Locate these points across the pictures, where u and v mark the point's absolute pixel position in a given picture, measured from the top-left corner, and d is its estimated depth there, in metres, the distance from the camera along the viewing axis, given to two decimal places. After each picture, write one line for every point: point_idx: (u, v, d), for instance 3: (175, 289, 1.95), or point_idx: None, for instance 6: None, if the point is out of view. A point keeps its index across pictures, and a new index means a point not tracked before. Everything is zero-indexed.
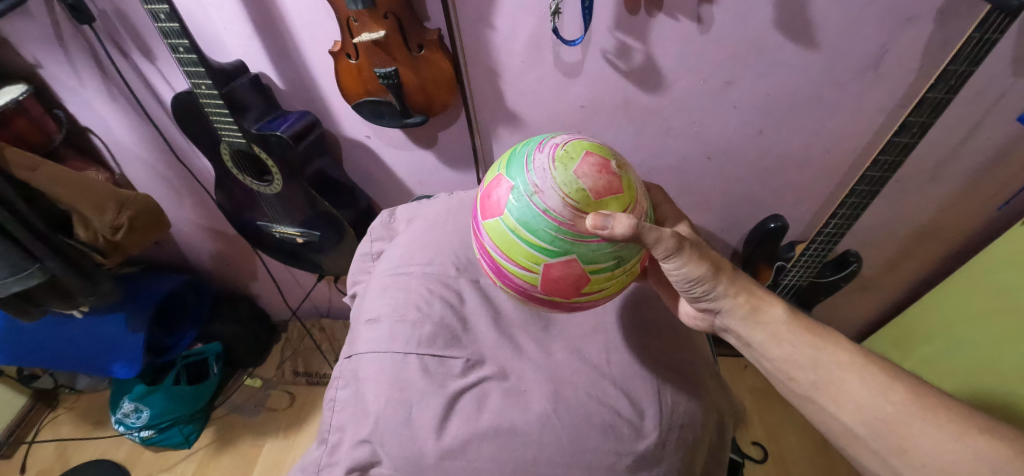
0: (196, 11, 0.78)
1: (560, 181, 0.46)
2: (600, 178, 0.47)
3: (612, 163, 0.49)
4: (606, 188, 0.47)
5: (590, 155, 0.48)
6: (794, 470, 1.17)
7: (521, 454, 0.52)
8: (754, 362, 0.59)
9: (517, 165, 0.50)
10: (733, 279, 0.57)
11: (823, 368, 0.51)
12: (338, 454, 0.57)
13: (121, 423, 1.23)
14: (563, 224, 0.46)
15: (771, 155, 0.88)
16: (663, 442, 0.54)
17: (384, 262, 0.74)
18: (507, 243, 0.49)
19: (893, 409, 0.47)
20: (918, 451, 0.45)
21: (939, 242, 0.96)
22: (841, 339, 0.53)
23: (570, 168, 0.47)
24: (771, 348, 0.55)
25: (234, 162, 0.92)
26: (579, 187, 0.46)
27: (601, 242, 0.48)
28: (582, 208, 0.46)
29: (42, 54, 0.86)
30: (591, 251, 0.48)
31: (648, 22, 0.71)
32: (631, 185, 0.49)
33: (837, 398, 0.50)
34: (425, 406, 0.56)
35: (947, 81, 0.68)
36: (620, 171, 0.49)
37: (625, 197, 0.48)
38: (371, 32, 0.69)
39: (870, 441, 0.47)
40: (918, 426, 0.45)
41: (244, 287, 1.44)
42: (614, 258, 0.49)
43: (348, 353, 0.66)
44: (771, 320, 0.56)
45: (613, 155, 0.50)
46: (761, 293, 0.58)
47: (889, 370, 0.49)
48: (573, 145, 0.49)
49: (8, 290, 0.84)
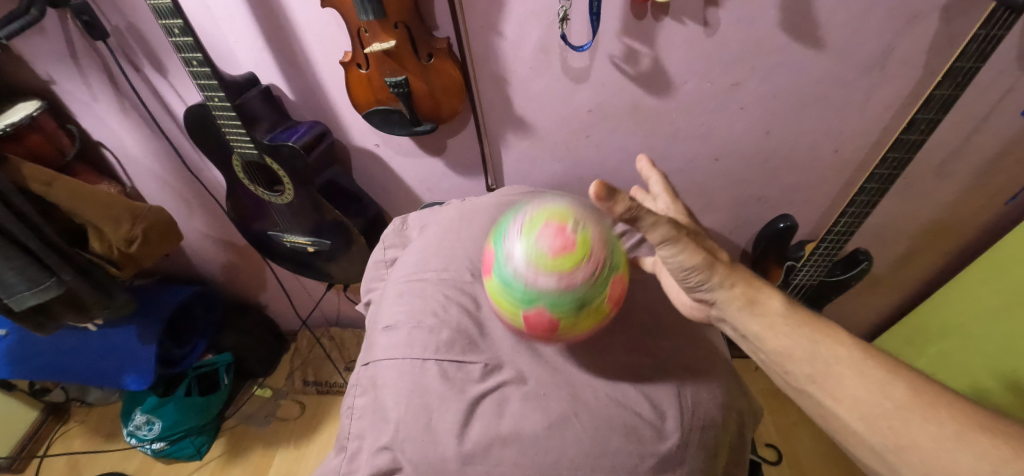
0: (209, 25, 0.79)
1: (522, 248, 0.49)
2: (558, 239, 0.48)
3: (569, 225, 0.49)
4: (559, 250, 0.48)
5: (549, 222, 0.50)
6: (809, 470, 1.18)
7: (544, 457, 0.51)
8: (752, 355, 0.56)
9: (499, 235, 0.55)
10: (729, 269, 0.53)
11: (820, 362, 0.49)
12: (359, 461, 0.57)
13: (133, 436, 1.23)
14: (524, 284, 0.49)
15: (778, 156, 0.89)
16: (685, 443, 0.54)
17: (399, 268, 0.72)
18: (497, 299, 0.54)
19: (893, 405, 0.45)
20: (916, 449, 0.42)
21: (950, 239, 0.97)
22: (839, 331, 0.51)
23: (531, 234, 0.49)
24: (767, 341, 0.52)
25: (246, 173, 0.93)
26: (538, 253, 0.48)
27: (564, 291, 0.48)
28: (543, 269, 0.48)
29: (54, 70, 0.87)
30: (557, 303, 0.49)
31: (655, 26, 0.72)
32: (588, 241, 0.49)
33: (835, 393, 0.47)
34: (444, 412, 0.55)
35: (955, 77, 0.68)
36: (580, 226, 0.50)
37: (579, 253, 0.48)
38: (382, 42, 0.70)
39: (869, 438, 0.45)
40: (918, 423, 0.43)
41: (253, 296, 1.45)
42: (575, 301, 0.49)
43: (365, 360, 0.66)
44: (767, 313, 0.53)
45: (576, 214, 0.51)
46: (756, 283, 0.55)
47: (886, 365, 0.47)
48: (540, 213, 0.52)
49: (24, 304, 0.83)
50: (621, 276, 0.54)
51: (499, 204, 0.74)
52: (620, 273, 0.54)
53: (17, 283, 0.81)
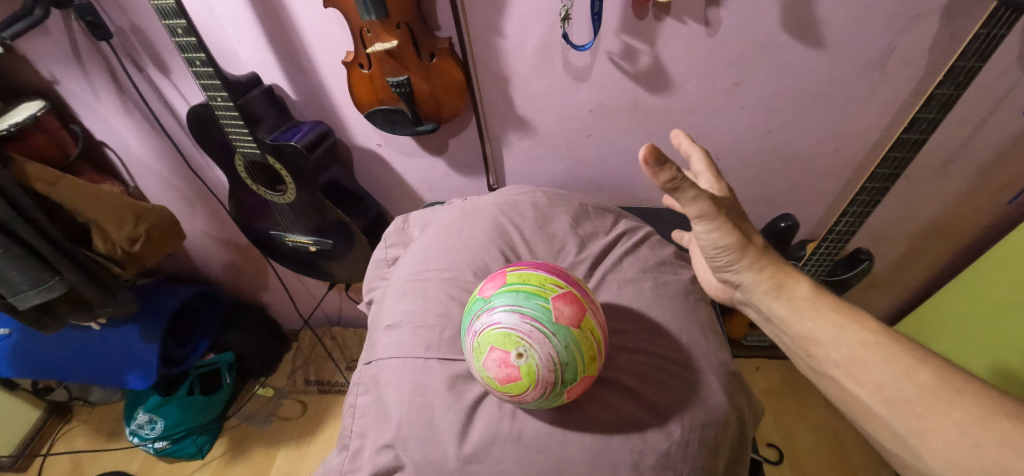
0: (211, 25, 0.79)
1: (476, 367, 0.51)
2: (501, 373, 0.48)
3: (512, 354, 0.47)
4: (505, 378, 0.48)
5: (495, 349, 0.48)
6: (810, 470, 1.18)
7: (544, 457, 0.50)
8: (774, 337, 0.57)
9: (465, 328, 0.54)
10: (761, 253, 0.54)
11: (846, 347, 0.48)
12: (361, 459, 0.58)
13: (136, 434, 1.24)
14: (488, 388, 0.52)
15: (779, 155, 0.89)
16: (686, 441, 0.51)
17: (401, 267, 0.71)
18: None
19: (918, 390, 0.44)
20: (940, 433, 0.41)
21: (952, 238, 0.97)
22: (868, 318, 0.50)
23: (479, 360, 0.50)
24: (792, 324, 0.53)
25: (248, 173, 0.93)
26: (488, 377, 0.49)
27: (522, 401, 0.50)
28: (496, 388, 0.50)
29: (58, 70, 0.87)
30: (520, 403, 0.51)
31: (656, 26, 0.72)
32: (532, 369, 0.47)
33: (860, 377, 0.47)
34: (447, 409, 0.54)
35: (956, 77, 0.68)
36: (523, 358, 0.47)
37: (522, 382, 0.47)
38: (383, 42, 0.70)
39: (891, 422, 0.44)
40: (943, 408, 0.42)
41: (255, 296, 1.45)
42: (538, 404, 0.50)
43: (367, 359, 0.66)
44: (794, 298, 0.53)
45: (522, 339, 0.47)
46: (786, 267, 0.55)
47: (915, 352, 0.46)
48: (485, 336, 0.49)
49: (27, 302, 0.84)
50: (588, 377, 0.49)
51: (502, 204, 0.73)
52: (584, 377, 0.49)
53: (21, 281, 0.82)
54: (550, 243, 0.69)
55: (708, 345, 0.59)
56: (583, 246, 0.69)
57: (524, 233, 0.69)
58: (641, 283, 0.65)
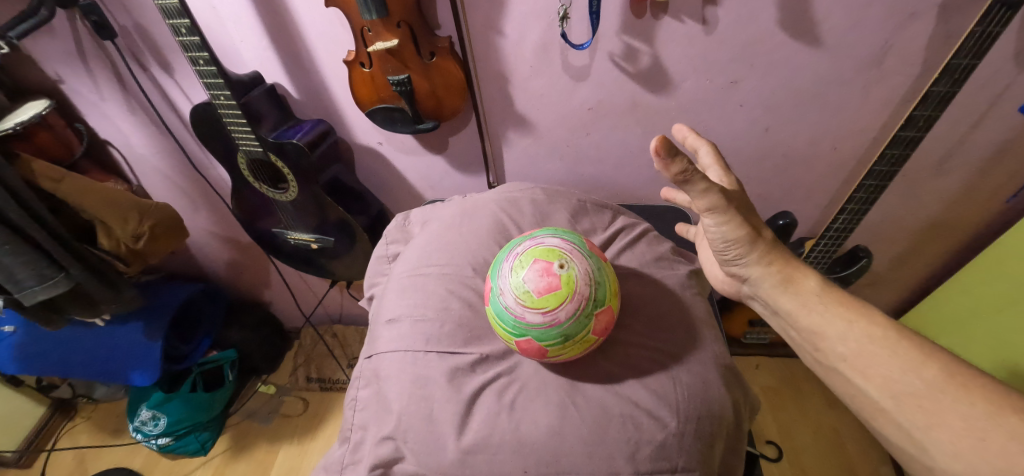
0: (215, 25, 0.80)
1: (511, 285, 0.51)
2: (542, 281, 0.50)
3: (555, 264, 0.50)
4: (545, 289, 0.50)
5: (537, 261, 0.51)
6: (810, 467, 1.18)
7: (542, 447, 0.50)
8: (781, 330, 0.58)
9: (494, 270, 0.56)
10: (770, 247, 0.55)
11: (853, 341, 0.49)
12: (362, 451, 0.59)
13: (139, 431, 1.25)
14: (514, 318, 0.51)
15: (777, 153, 0.90)
16: (682, 432, 0.52)
17: (402, 263, 0.72)
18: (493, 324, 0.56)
19: (925, 385, 0.44)
20: (946, 427, 0.42)
21: (950, 236, 0.98)
22: (877, 313, 0.50)
23: (520, 272, 0.51)
24: (798, 317, 0.53)
25: (250, 171, 0.94)
26: (525, 291, 0.50)
27: (549, 325, 0.50)
28: (529, 305, 0.50)
29: (63, 70, 0.88)
30: (541, 332, 0.50)
31: (654, 24, 0.73)
32: (572, 279, 0.50)
33: (867, 372, 0.47)
34: (446, 402, 0.55)
35: (952, 74, 0.69)
36: (565, 268, 0.50)
37: (562, 291, 0.50)
38: (384, 41, 0.71)
39: (897, 415, 0.45)
40: (949, 403, 0.43)
41: (257, 294, 1.46)
42: (561, 335, 0.50)
43: (368, 353, 0.67)
44: (801, 291, 0.54)
45: (564, 254, 0.52)
46: (795, 262, 0.55)
47: (923, 347, 0.46)
48: (529, 252, 0.52)
49: (33, 299, 0.85)
50: (611, 309, 0.53)
51: (502, 201, 0.74)
52: (609, 306, 0.53)
53: (27, 277, 0.82)
54: None
55: (705, 339, 0.60)
56: None
57: (523, 229, 0.70)
58: (639, 278, 0.65)
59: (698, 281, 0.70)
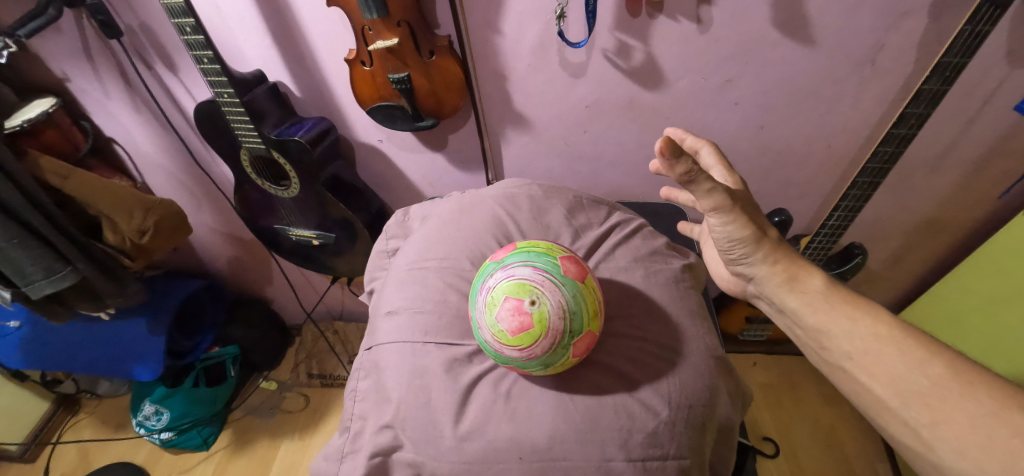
0: (218, 24, 0.82)
1: (487, 323, 0.52)
2: (513, 322, 0.50)
3: (526, 302, 0.50)
4: (517, 328, 0.50)
5: (509, 298, 0.51)
6: (806, 463, 1.19)
7: (537, 435, 0.51)
8: (787, 329, 0.59)
9: (473, 297, 0.56)
10: (774, 245, 0.56)
11: (859, 339, 0.50)
12: (361, 440, 0.60)
13: (143, 425, 1.28)
14: (495, 350, 0.53)
15: (772, 150, 0.91)
16: (673, 421, 0.53)
17: (402, 257, 0.74)
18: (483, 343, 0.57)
19: (931, 382, 0.45)
20: (952, 425, 0.42)
21: (944, 233, 0.99)
22: (881, 311, 0.51)
23: (492, 311, 0.51)
24: (804, 317, 0.54)
25: (253, 168, 0.96)
26: (499, 330, 0.51)
27: (527, 358, 0.51)
28: (505, 343, 0.51)
29: (70, 68, 0.90)
30: (520, 363, 0.52)
31: (650, 23, 0.74)
32: (544, 316, 0.50)
33: (872, 369, 0.48)
34: (444, 391, 0.57)
35: (942, 72, 0.70)
36: (535, 305, 0.50)
37: (534, 331, 0.49)
38: (385, 39, 0.73)
39: (903, 413, 0.46)
40: (955, 401, 0.43)
41: (259, 290, 1.48)
42: (540, 363, 0.51)
43: (368, 345, 0.68)
44: (807, 291, 0.54)
45: (535, 288, 0.50)
46: (799, 261, 0.56)
47: (928, 344, 0.47)
48: (501, 288, 0.52)
49: (40, 292, 0.87)
50: (591, 333, 0.53)
51: (500, 197, 0.75)
52: (588, 332, 0.52)
53: (35, 271, 0.84)
54: (546, 233, 0.70)
55: (698, 331, 0.61)
56: (577, 237, 0.71)
57: (520, 224, 0.71)
58: (633, 272, 0.66)
59: (692, 274, 0.71)
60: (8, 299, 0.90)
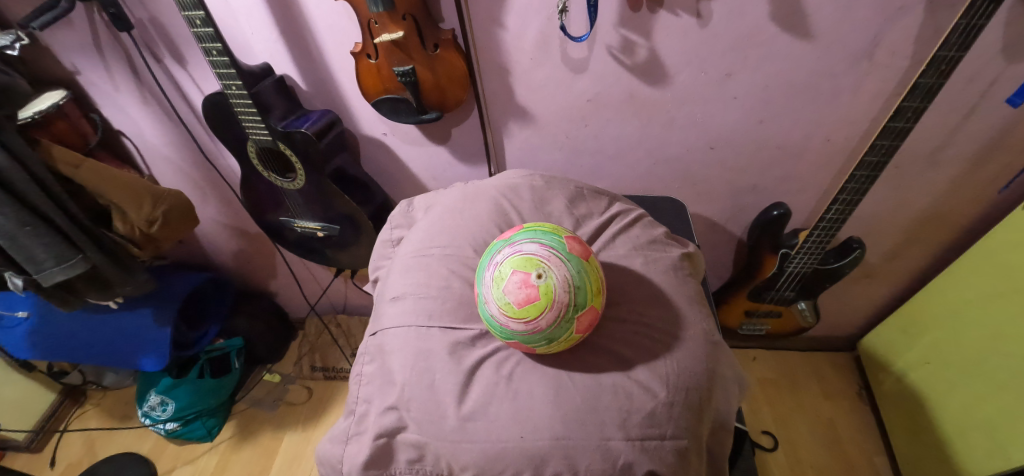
0: (227, 17, 0.83)
1: (494, 296, 0.53)
2: (521, 293, 0.51)
3: (533, 275, 0.51)
4: (523, 300, 0.51)
5: (516, 271, 0.52)
6: (805, 457, 1.20)
7: (537, 415, 0.53)
8: None
9: (480, 275, 0.58)
10: None
11: None
12: (366, 423, 0.61)
13: (148, 416, 1.30)
14: (500, 325, 0.54)
15: (771, 144, 0.92)
16: (670, 403, 0.54)
17: (407, 245, 0.75)
18: (486, 323, 0.58)
19: None
20: None
21: (942, 228, 1.00)
22: None
23: (500, 284, 0.53)
24: None
25: (259, 159, 0.97)
26: (506, 303, 0.52)
27: (531, 332, 0.52)
28: (510, 315, 0.52)
29: (80, 61, 0.91)
30: (524, 337, 0.53)
31: (650, 18, 0.75)
32: (551, 289, 0.51)
33: None
34: (447, 374, 0.58)
35: (938, 66, 0.70)
36: (543, 278, 0.51)
37: (540, 302, 0.51)
38: (390, 32, 0.73)
39: None
40: None
41: (263, 284, 1.50)
42: (544, 338, 0.52)
43: (373, 330, 0.69)
44: None
45: (543, 263, 0.52)
46: None
47: None
48: (509, 262, 0.53)
49: (52, 280, 0.88)
50: (593, 309, 0.54)
51: (502, 186, 0.76)
52: (591, 307, 0.54)
53: (47, 259, 0.86)
54: (547, 222, 0.72)
55: (696, 316, 0.63)
56: (578, 226, 0.72)
57: (522, 213, 0.73)
58: (632, 260, 0.68)
59: (689, 262, 0.73)
60: (21, 286, 0.93)
